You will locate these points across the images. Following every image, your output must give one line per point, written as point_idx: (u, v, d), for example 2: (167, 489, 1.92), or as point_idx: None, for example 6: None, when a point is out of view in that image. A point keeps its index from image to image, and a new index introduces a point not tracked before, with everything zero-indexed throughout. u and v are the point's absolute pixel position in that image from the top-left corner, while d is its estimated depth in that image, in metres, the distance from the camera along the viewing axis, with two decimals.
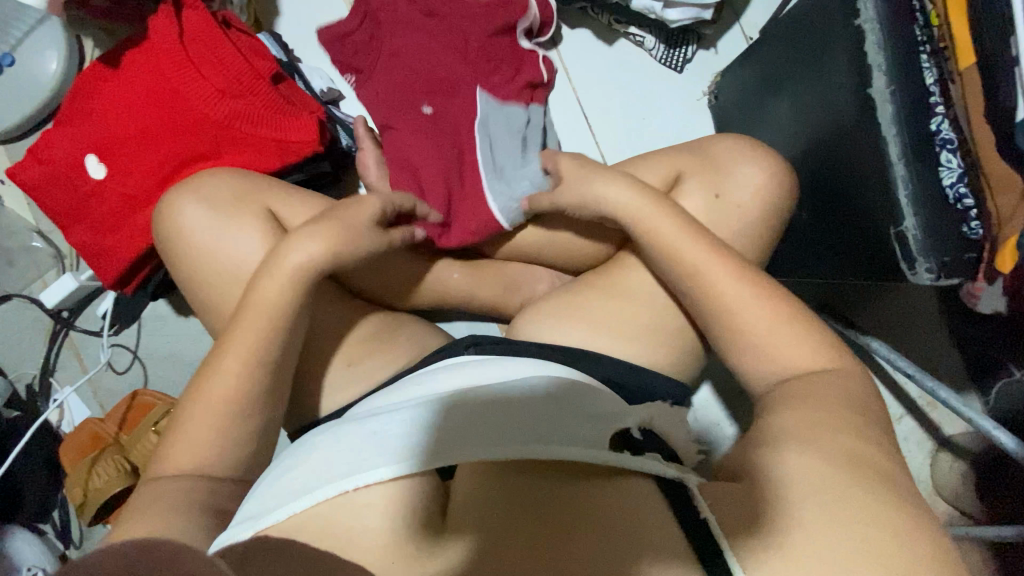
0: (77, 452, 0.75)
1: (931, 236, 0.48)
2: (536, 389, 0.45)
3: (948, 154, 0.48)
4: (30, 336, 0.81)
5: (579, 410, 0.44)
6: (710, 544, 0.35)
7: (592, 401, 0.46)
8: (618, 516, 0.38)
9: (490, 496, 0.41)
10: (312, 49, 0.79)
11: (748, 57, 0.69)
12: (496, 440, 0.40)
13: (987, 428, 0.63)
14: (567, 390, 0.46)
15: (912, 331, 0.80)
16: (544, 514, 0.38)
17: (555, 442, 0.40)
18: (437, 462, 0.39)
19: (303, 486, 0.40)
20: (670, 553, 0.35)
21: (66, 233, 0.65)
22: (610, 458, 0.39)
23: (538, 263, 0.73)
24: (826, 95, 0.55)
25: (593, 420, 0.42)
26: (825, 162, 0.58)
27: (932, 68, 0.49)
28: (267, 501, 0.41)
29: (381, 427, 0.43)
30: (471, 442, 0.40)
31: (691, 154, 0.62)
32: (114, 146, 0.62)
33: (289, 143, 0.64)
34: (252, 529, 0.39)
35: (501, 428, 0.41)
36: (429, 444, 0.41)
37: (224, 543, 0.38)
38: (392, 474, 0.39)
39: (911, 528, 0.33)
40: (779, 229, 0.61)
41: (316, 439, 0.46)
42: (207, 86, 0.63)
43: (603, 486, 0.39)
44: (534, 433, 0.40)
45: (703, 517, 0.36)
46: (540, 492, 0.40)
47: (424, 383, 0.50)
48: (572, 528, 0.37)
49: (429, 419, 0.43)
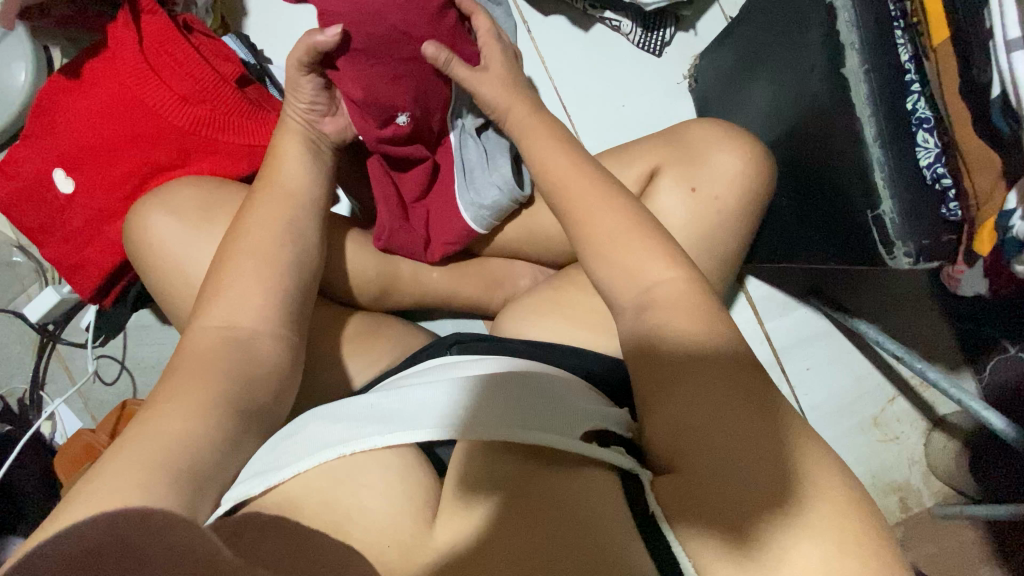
0: (69, 461, 0.75)
1: (909, 218, 0.47)
2: (532, 379, 0.45)
3: (924, 134, 0.47)
4: (18, 351, 0.81)
5: (572, 404, 0.43)
6: (653, 526, 0.35)
7: (585, 398, 0.45)
8: (588, 502, 0.37)
9: (470, 472, 0.40)
10: (282, 49, 0.78)
11: (725, 39, 0.68)
12: (501, 415, 0.40)
13: (978, 410, 0.62)
14: (559, 384, 0.46)
15: (905, 312, 0.79)
16: (516, 494, 0.38)
17: (549, 425, 0.40)
18: (436, 434, 0.39)
19: (299, 449, 0.40)
20: (620, 533, 0.35)
21: (41, 248, 0.65)
22: (583, 449, 0.39)
23: (520, 259, 0.73)
24: (801, 75, 0.54)
25: (579, 410, 0.43)
26: (803, 145, 0.56)
27: (906, 44, 0.47)
28: (267, 460, 0.40)
29: (381, 401, 0.44)
30: (470, 417, 0.40)
31: (665, 144, 0.61)
32: (79, 159, 0.62)
33: (259, 147, 0.63)
34: (262, 486, 0.38)
35: (506, 407, 0.41)
36: (436, 417, 0.40)
37: (240, 498, 0.38)
38: (403, 440, 0.40)
39: (866, 521, 0.33)
40: (758, 216, 0.60)
41: (311, 414, 0.45)
42: (169, 92, 0.61)
43: (570, 476, 0.38)
44: (533, 417, 0.40)
45: (651, 512, 0.35)
46: (520, 471, 0.39)
47: (421, 374, 0.50)
48: (539, 510, 0.37)
49: (428, 394, 0.43)
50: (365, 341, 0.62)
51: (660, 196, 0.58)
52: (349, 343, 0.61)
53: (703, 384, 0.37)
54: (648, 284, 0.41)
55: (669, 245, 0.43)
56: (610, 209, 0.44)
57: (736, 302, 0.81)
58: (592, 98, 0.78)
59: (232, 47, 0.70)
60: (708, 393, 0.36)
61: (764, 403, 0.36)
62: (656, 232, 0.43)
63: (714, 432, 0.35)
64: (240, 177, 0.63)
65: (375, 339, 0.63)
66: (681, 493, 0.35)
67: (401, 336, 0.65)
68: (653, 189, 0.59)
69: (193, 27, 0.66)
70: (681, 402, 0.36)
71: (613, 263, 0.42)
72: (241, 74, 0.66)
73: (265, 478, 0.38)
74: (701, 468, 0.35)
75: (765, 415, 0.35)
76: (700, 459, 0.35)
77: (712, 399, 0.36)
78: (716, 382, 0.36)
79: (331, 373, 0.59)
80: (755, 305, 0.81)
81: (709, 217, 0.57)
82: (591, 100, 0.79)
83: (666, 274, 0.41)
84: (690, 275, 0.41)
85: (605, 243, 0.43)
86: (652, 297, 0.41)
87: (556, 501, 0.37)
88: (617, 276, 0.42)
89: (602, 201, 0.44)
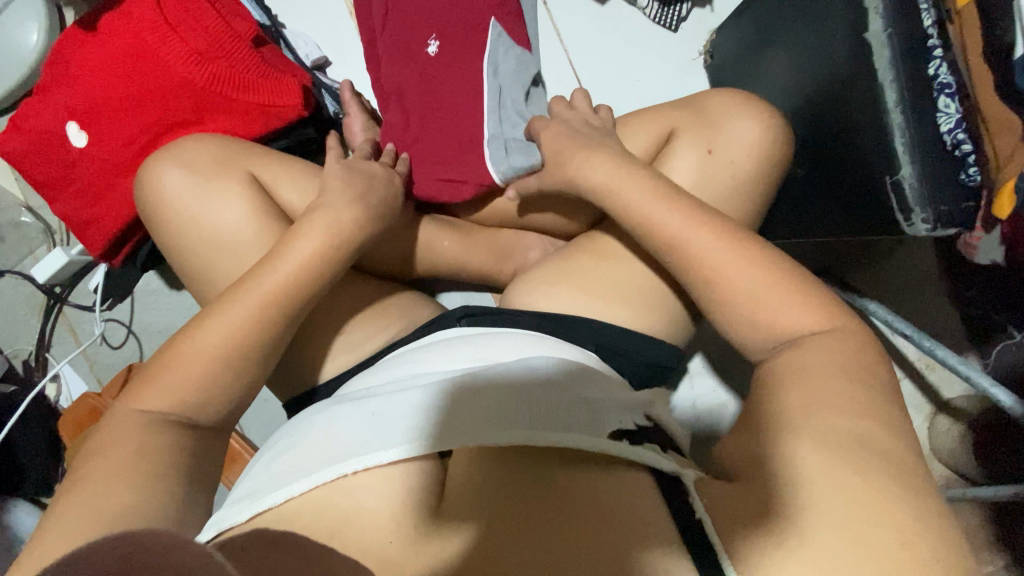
0: (74, 424, 0.75)
1: (929, 185, 0.46)
2: (530, 368, 0.45)
3: (946, 99, 0.46)
4: (24, 312, 0.81)
5: (576, 396, 0.43)
6: (695, 533, 0.34)
7: (589, 387, 0.45)
8: (610, 496, 0.37)
9: (478, 476, 0.40)
10: (296, 14, 0.77)
11: (744, 11, 0.67)
12: (498, 420, 0.40)
13: (984, 385, 0.62)
14: (561, 374, 0.45)
15: (911, 292, 0.79)
16: (529, 495, 0.38)
17: (550, 425, 0.40)
18: (432, 447, 0.39)
19: (298, 469, 0.40)
20: (653, 526, 0.35)
21: (51, 204, 0.64)
22: (609, 448, 0.39)
23: (531, 230, 0.73)
24: (819, 44, 0.54)
25: (585, 403, 0.42)
26: (820, 112, 0.56)
27: (929, 9, 0.46)
28: (269, 481, 0.40)
29: (377, 408, 0.43)
30: (477, 425, 0.40)
31: (684, 112, 0.61)
32: (93, 113, 0.61)
33: (273, 107, 0.63)
34: (249, 514, 0.38)
35: (502, 410, 0.41)
36: (429, 429, 0.40)
37: (222, 528, 0.38)
38: (395, 457, 0.39)
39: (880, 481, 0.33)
40: (773, 185, 0.59)
41: (311, 423, 0.45)
42: (185, 48, 0.61)
43: (601, 480, 0.38)
44: (533, 421, 0.40)
45: (696, 517, 0.35)
46: (525, 476, 0.39)
47: (421, 361, 0.50)
48: (543, 512, 0.37)
49: (429, 400, 0.42)
50: (377, 308, 0.63)
51: (675, 165, 0.59)
52: (360, 309, 0.62)
53: (757, 423, 0.38)
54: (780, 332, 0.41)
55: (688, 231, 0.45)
56: (750, 255, 0.44)
57: None
58: (607, 71, 0.78)
59: (248, 9, 0.70)
60: (754, 428, 0.38)
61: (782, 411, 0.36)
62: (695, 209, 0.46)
63: (758, 446, 0.36)
64: (255, 137, 0.63)
65: (387, 306, 0.63)
66: (725, 500, 0.36)
67: (411, 305, 0.65)
68: (669, 158, 0.59)
69: None
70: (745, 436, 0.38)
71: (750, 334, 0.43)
72: (257, 34, 0.66)
73: (254, 505, 0.39)
74: (752, 481, 0.36)
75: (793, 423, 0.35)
76: (755, 480, 0.35)
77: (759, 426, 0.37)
78: (753, 408, 0.39)
79: (344, 336, 0.60)
80: None
81: (725, 186, 0.58)
82: (605, 74, 0.78)
83: (760, 283, 0.43)
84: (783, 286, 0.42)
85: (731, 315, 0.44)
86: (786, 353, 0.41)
87: (564, 498, 0.38)
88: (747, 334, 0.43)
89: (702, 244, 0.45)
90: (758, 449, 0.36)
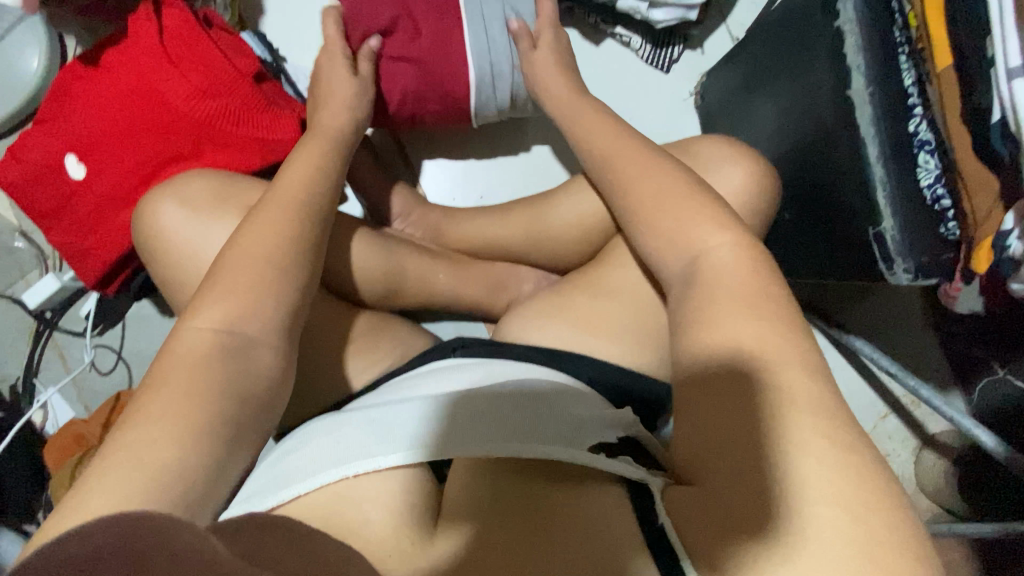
0: (60, 451, 0.74)
1: (908, 236, 0.48)
2: (522, 386, 0.47)
3: (926, 155, 0.49)
4: (14, 337, 0.80)
5: (567, 415, 0.44)
6: (662, 545, 0.35)
7: (574, 404, 0.46)
8: (586, 513, 0.38)
9: (471, 494, 0.41)
10: (297, 47, 0.79)
11: (734, 57, 0.70)
12: (490, 432, 0.40)
13: (968, 427, 0.63)
14: (552, 394, 0.46)
15: (895, 328, 0.81)
16: (512, 509, 0.39)
17: (541, 437, 0.40)
18: (427, 456, 0.40)
19: (298, 472, 0.41)
20: (623, 541, 0.36)
21: (46, 232, 0.65)
22: (589, 459, 0.39)
23: (525, 263, 0.74)
24: (805, 94, 0.56)
25: (574, 422, 0.43)
26: (806, 161, 0.58)
27: (910, 69, 0.49)
28: (267, 480, 0.41)
29: (376, 418, 0.44)
30: (461, 435, 0.40)
31: (675, 153, 0.62)
32: (92, 146, 0.62)
33: (273, 143, 0.64)
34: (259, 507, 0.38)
35: (496, 422, 0.41)
36: (426, 437, 0.41)
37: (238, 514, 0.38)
38: (393, 464, 0.40)
39: None
40: (760, 227, 0.61)
41: (316, 429, 0.46)
42: (186, 85, 0.62)
43: (577, 491, 0.39)
44: (525, 433, 0.40)
45: (661, 528, 0.35)
46: (515, 490, 0.40)
47: (417, 382, 0.51)
48: (521, 527, 0.38)
49: (425, 412, 0.43)
50: (371, 340, 0.63)
51: None
52: (355, 342, 0.62)
53: (710, 408, 0.36)
54: (700, 251, 0.42)
55: (693, 185, 0.46)
56: (678, 200, 0.45)
57: None
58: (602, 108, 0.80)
59: (249, 45, 0.72)
60: (712, 413, 0.36)
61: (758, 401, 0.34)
62: (699, 192, 0.45)
63: (715, 441, 0.35)
64: (254, 170, 0.64)
65: (381, 338, 0.64)
66: (685, 501, 0.35)
67: (405, 338, 0.66)
68: None
69: (212, 23, 0.67)
70: (696, 416, 0.37)
71: (660, 238, 0.44)
72: (259, 71, 0.67)
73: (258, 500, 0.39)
74: (707, 478, 0.35)
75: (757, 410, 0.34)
76: None
77: (722, 411, 0.35)
78: (711, 388, 0.36)
79: (337, 370, 0.60)
80: None
81: None
82: None
83: (722, 240, 0.42)
84: (749, 245, 0.41)
85: (657, 229, 0.45)
86: (705, 262, 0.41)
87: (546, 510, 0.39)
88: (667, 248, 0.44)
89: (653, 176, 0.47)
90: (713, 445, 0.35)
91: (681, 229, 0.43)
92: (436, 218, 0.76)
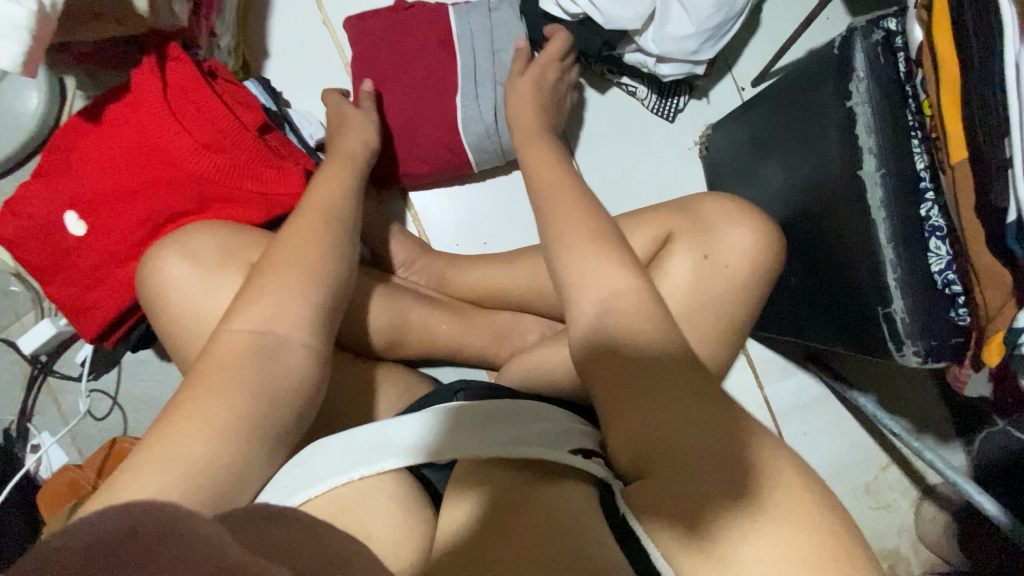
0: (53, 499, 0.73)
1: (918, 320, 0.48)
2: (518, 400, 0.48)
3: (937, 241, 0.49)
4: (7, 381, 0.79)
5: (559, 424, 0.44)
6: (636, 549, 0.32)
7: (567, 418, 0.48)
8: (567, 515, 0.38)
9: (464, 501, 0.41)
10: (302, 91, 0.78)
11: (740, 114, 0.70)
12: (483, 435, 0.42)
13: (971, 493, 0.63)
14: (547, 409, 0.47)
15: (897, 379, 0.81)
16: (497, 512, 0.39)
17: (531, 440, 0.41)
18: (423, 456, 0.41)
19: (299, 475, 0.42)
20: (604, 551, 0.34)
21: (44, 286, 0.64)
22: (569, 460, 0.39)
23: (529, 312, 0.73)
24: (813, 163, 0.56)
25: (566, 430, 0.44)
26: (813, 230, 0.58)
27: (923, 154, 0.49)
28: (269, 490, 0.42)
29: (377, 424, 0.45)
30: (455, 438, 0.42)
31: (682, 214, 0.62)
32: (92, 203, 0.61)
33: (277, 197, 0.64)
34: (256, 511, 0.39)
35: (490, 426, 0.43)
36: (422, 438, 0.42)
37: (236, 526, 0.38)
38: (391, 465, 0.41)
39: None
40: (766, 292, 0.61)
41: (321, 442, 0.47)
42: (190, 141, 0.61)
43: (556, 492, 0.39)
44: (517, 436, 0.42)
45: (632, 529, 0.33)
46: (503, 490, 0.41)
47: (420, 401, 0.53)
48: (520, 528, 0.38)
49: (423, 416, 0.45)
50: (374, 399, 0.62)
51: (677, 260, 0.59)
52: (357, 401, 0.61)
53: (651, 415, 0.34)
54: (609, 297, 0.40)
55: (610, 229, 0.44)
56: (592, 243, 0.42)
57: (736, 364, 0.82)
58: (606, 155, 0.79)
59: (253, 94, 0.71)
60: (657, 411, 0.34)
61: (704, 404, 0.34)
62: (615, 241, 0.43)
63: (662, 437, 0.34)
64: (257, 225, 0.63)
65: (384, 396, 0.63)
66: (645, 495, 0.33)
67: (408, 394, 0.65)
68: (670, 255, 0.60)
69: (218, 74, 0.66)
70: (643, 410, 0.35)
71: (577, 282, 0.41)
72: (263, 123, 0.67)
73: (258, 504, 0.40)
74: (662, 471, 0.33)
75: (712, 411, 0.34)
76: None
77: (671, 407, 0.34)
78: (659, 386, 0.35)
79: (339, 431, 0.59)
80: (756, 368, 0.83)
81: (719, 289, 0.59)
82: (605, 161, 0.80)
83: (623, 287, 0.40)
84: (650, 295, 0.40)
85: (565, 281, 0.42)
86: (614, 309, 0.39)
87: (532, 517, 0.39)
88: (578, 294, 0.41)
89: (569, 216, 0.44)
90: (660, 442, 0.34)
91: (594, 281, 0.41)
92: (440, 265, 0.75)
